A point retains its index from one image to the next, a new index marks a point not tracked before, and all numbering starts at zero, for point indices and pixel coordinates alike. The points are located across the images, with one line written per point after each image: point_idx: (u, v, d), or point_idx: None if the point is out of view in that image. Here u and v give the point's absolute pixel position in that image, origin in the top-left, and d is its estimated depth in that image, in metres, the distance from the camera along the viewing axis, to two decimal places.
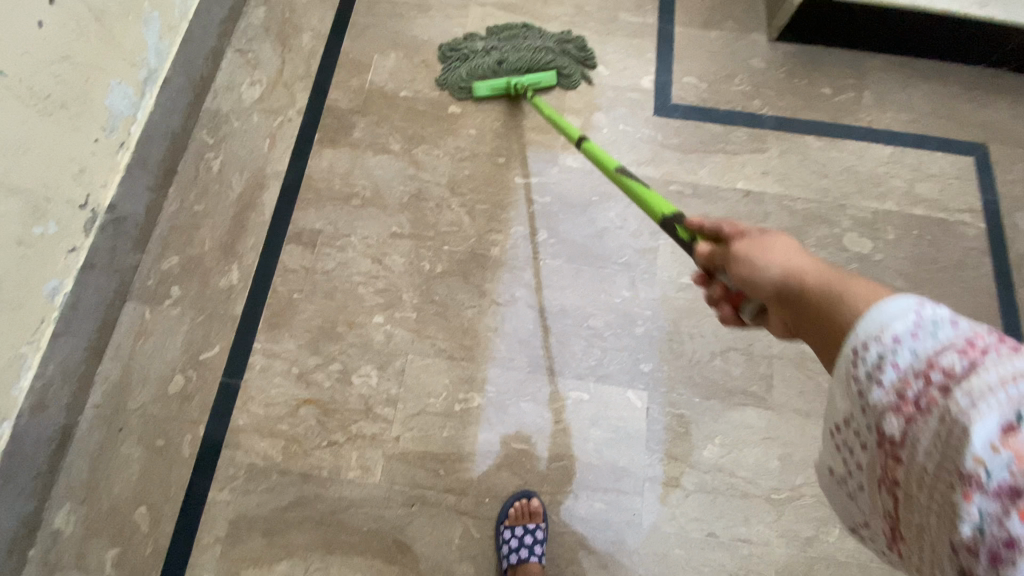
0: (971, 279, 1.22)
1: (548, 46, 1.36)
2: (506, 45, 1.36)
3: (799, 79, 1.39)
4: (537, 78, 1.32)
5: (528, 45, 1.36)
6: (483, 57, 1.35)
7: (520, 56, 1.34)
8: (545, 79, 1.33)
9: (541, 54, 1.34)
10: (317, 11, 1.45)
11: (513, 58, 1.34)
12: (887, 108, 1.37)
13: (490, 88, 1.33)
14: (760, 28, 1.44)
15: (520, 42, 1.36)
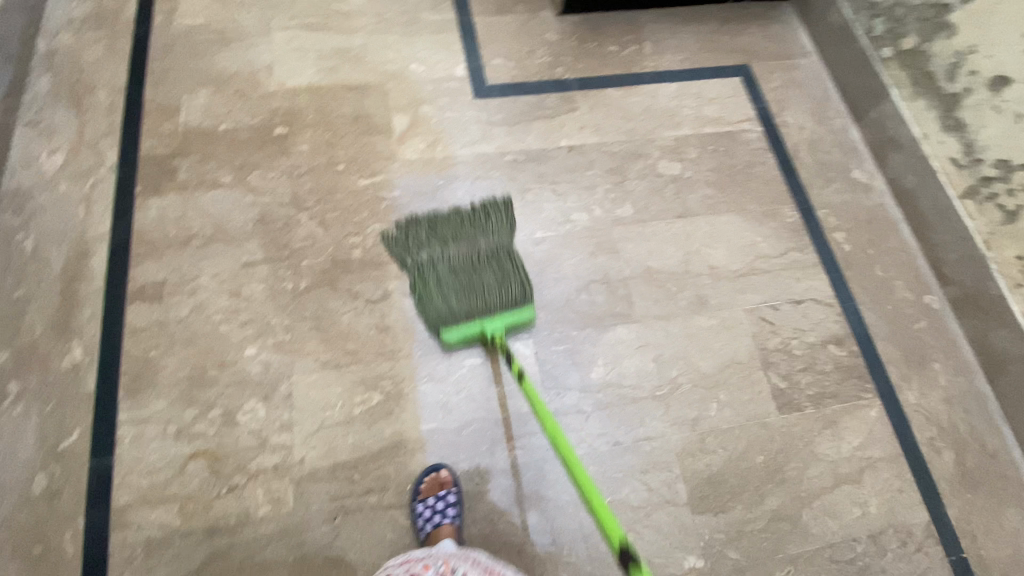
0: (764, 173, 1.45)
1: (510, 264, 1.16)
2: (470, 287, 1.14)
3: (589, 43, 1.57)
4: (516, 319, 1.10)
5: (486, 269, 1.15)
6: (447, 298, 1.12)
7: (487, 284, 1.13)
8: (523, 317, 1.11)
9: (509, 281, 1.14)
10: (109, 66, 1.38)
11: (482, 291, 1.13)
12: (665, 52, 1.59)
13: (463, 336, 1.09)
14: (546, 6, 1.61)
15: (481, 280, 1.14)
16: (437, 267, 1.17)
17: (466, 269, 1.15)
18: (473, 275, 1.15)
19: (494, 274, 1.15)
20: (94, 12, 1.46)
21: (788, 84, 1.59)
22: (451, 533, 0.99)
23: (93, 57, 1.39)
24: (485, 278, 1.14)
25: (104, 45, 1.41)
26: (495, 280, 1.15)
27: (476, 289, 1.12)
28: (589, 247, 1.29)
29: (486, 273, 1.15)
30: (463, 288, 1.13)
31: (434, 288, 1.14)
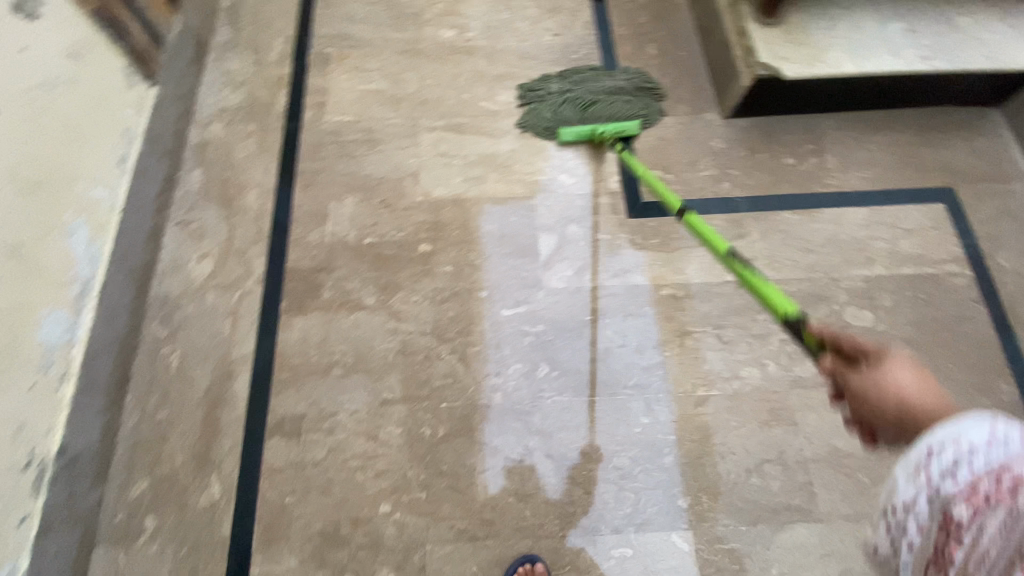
0: (974, 334, 1.21)
1: (627, 95, 1.41)
2: (584, 90, 1.42)
3: (761, 153, 1.38)
4: (624, 127, 1.34)
5: (603, 85, 1.43)
6: (567, 95, 1.41)
7: (604, 102, 1.40)
8: (629, 127, 1.35)
9: (623, 105, 1.40)
10: (258, 163, 1.36)
11: (599, 107, 1.40)
12: (850, 168, 1.37)
13: (575, 134, 1.37)
14: (712, 105, 1.43)
15: (597, 84, 1.44)
16: (565, 90, 1.43)
17: (586, 87, 1.42)
18: (594, 89, 1.42)
19: (607, 86, 1.42)
20: (245, 101, 1.45)
21: (1003, 216, 1.33)
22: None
23: (243, 152, 1.38)
24: (602, 87, 1.42)
25: (254, 140, 1.39)
26: (605, 91, 1.42)
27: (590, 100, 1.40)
28: (763, 415, 1.12)
29: (603, 90, 1.42)
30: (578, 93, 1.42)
31: (558, 95, 1.42)
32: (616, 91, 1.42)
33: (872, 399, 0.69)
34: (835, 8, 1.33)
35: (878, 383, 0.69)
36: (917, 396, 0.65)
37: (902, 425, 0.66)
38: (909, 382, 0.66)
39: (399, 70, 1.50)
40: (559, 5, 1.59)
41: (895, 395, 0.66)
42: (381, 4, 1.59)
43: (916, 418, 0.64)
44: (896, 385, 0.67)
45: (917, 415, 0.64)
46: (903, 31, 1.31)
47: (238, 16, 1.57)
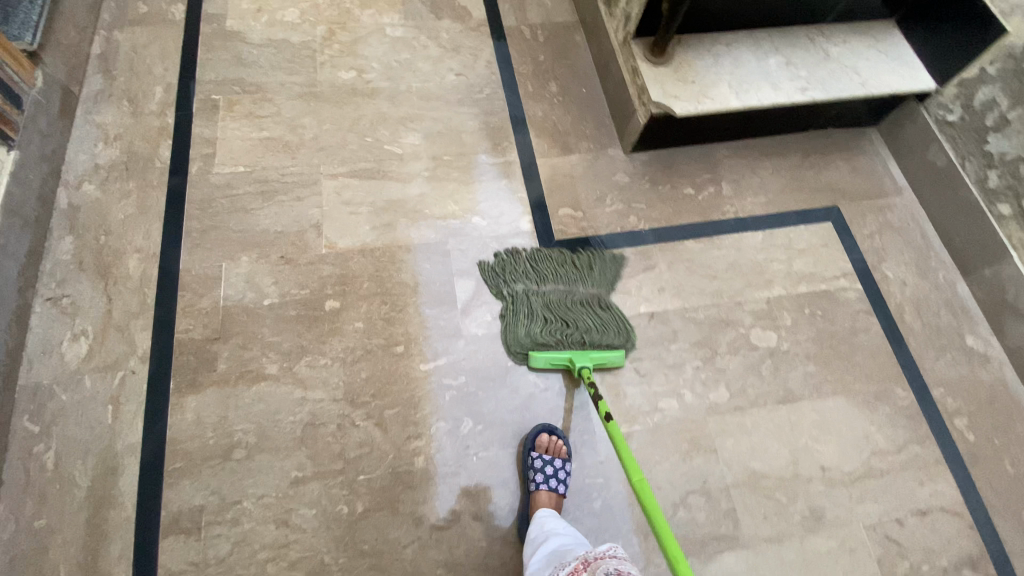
0: (867, 343, 1.29)
1: (609, 322, 1.22)
2: (559, 310, 1.23)
3: (662, 185, 1.44)
4: (604, 357, 1.15)
5: (580, 313, 1.23)
6: (538, 311, 1.21)
7: (580, 326, 1.21)
8: (612, 358, 1.16)
9: (603, 330, 1.21)
10: (139, 225, 1.24)
11: (575, 328, 1.20)
12: (745, 194, 1.45)
13: (548, 361, 1.15)
14: (613, 140, 1.49)
15: (574, 313, 1.23)
16: (536, 305, 1.22)
17: (561, 305, 1.23)
18: (574, 313, 1.23)
19: (583, 302, 1.24)
20: (122, 156, 1.32)
21: (882, 229, 1.45)
22: (552, 502, 1.02)
23: (121, 214, 1.25)
24: (577, 311, 1.23)
25: (134, 199, 1.27)
26: (583, 310, 1.24)
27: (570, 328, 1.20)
28: (684, 446, 1.14)
29: (579, 307, 1.24)
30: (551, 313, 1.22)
31: (529, 318, 1.20)
32: (602, 322, 1.22)
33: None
34: (719, 43, 1.39)
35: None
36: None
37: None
38: None
39: (295, 115, 1.42)
40: (460, 44, 1.58)
41: None
42: (273, 47, 1.51)
43: None
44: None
45: None
46: (782, 64, 1.39)
47: (111, 62, 1.44)
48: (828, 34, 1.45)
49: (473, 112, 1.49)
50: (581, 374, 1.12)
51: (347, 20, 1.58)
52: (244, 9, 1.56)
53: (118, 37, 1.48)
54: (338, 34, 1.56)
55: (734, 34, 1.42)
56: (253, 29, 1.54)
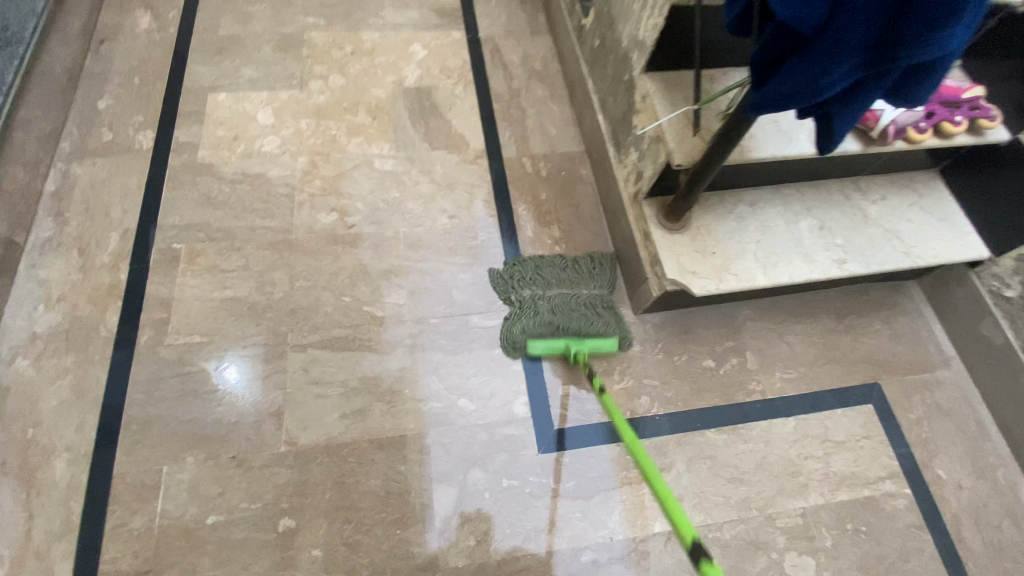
0: (919, 571, 1.11)
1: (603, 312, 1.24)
2: (564, 311, 1.24)
3: (679, 355, 1.25)
4: (601, 344, 1.19)
5: (583, 310, 1.24)
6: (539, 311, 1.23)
7: (579, 317, 1.23)
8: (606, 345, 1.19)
9: (599, 316, 1.23)
10: (73, 415, 1.07)
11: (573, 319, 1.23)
12: (773, 368, 1.27)
13: (547, 348, 1.19)
14: (622, 297, 1.31)
15: (576, 309, 1.25)
16: (535, 302, 1.25)
17: (563, 304, 1.25)
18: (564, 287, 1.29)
19: (585, 294, 1.27)
20: (64, 322, 1.16)
21: (932, 413, 1.26)
22: None
23: (54, 400, 1.08)
24: (580, 313, 1.24)
25: (70, 380, 1.10)
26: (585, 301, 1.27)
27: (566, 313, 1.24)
28: None
29: (579, 302, 1.26)
30: (552, 312, 1.23)
31: (531, 310, 1.24)
32: (597, 309, 1.25)
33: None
34: (743, 201, 1.23)
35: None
36: None
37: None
38: None
39: (266, 269, 1.26)
40: (455, 180, 1.45)
41: None
42: (247, 183, 1.37)
43: None
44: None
45: None
46: (816, 228, 1.22)
47: (64, 202, 1.29)
48: (866, 189, 1.29)
49: (466, 263, 1.33)
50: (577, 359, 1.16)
51: (332, 149, 1.44)
52: (219, 137, 1.43)
53: (76, 170, 1.34)
54: (321, 167, 1.41)
55: (760, 189, 1.25)
56: (227, 161, 1.39)
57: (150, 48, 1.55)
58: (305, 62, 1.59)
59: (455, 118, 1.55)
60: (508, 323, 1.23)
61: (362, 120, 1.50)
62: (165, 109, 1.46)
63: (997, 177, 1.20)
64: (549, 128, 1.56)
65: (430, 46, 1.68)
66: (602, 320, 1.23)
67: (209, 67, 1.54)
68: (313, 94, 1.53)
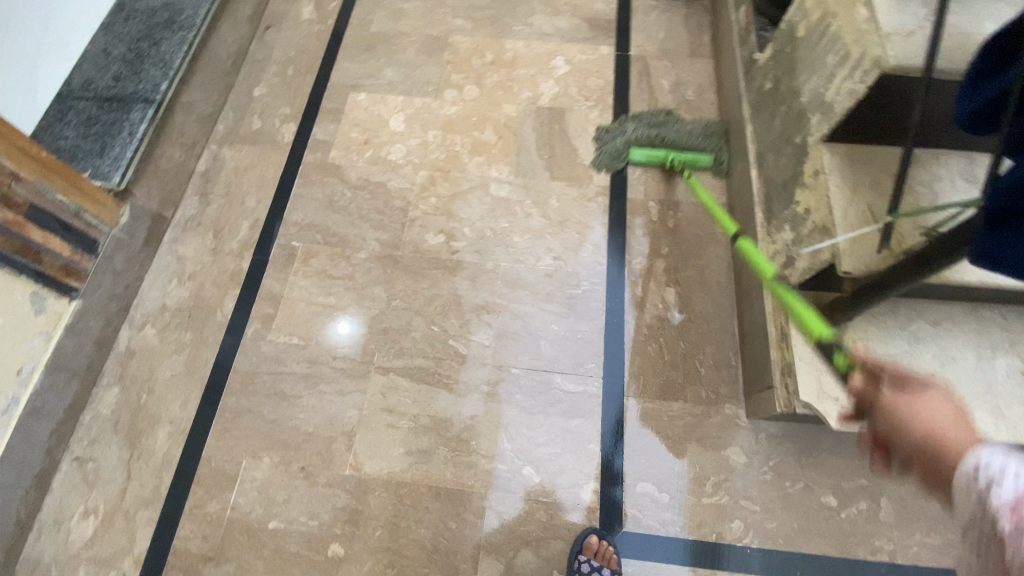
0: None
1: (699, 129, 1.39)
2: (667, 134, 1.40)
3: (791, 481, 1.05)
4: (696, 157, 1.35)
5: (682, 129, 1.41)
6: (642, 130, 1.40)
7: (677, 132, 1.40)
8: (702, 159, 1.35)
9: (697, 136, 1.39)
10: (180, 390, 1.17)
11: (673, 136, 1.39)
12: (916, 528, 1.01)
13: (647, 155, 1.37)
14: (735, 394, 1.12)
15: (677, 132, 1.40)
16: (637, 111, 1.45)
17: (663, 115, 1.43)
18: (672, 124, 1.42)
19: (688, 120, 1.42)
20: (189, 300, 1.27)
21: None
22: None
23: (168, 372, 1.19)
24: (678, 132, 1.40)
25: (184, 356, 1.21)
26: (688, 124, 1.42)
27: (668, 136, 1.39)
28: None
29: (683, 125, 1.41)
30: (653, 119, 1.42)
31: (634, 121, 1.42)
32: (699, 129, 1.40)
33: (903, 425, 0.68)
34: (922, 318, 0.97)
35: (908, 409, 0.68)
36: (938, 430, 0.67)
37: (927, 459, 0.66)
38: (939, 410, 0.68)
39: (368, 282, 1.27)
40: (570, 217, 1.33)
41: (924, 426, 0.67)
42: (367, 191, 1.38)
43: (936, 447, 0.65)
44: (930, 418, 0.67)
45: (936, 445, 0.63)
46: (1020, 373, 0.93)
47: (210, 184, 1.40)
48: None
49: (563, 313, 1.23)
50: (672, 166, 1.35)
51: (452, 166, 1.40)
52: (352, 139, 1.45)
53: (225, 154, 1.44)
54: (438, 184, 1.38)
55: (949, 306, 0.98)
56: (354, 165, 1.42)
57: (308, 39, 1.61)
58: (444, 68, 1.55)
59: (583, 147, 1.42)
60: (611, 137, 1.40)
61: (488, 137, 1.44)
62: (310, 104, 1.51)
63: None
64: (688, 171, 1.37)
65: (573, 61, 1.55)
66: (701, 137, 1.38)
67: (355, 64, 1.57)
68: (446, 104, 1.49)
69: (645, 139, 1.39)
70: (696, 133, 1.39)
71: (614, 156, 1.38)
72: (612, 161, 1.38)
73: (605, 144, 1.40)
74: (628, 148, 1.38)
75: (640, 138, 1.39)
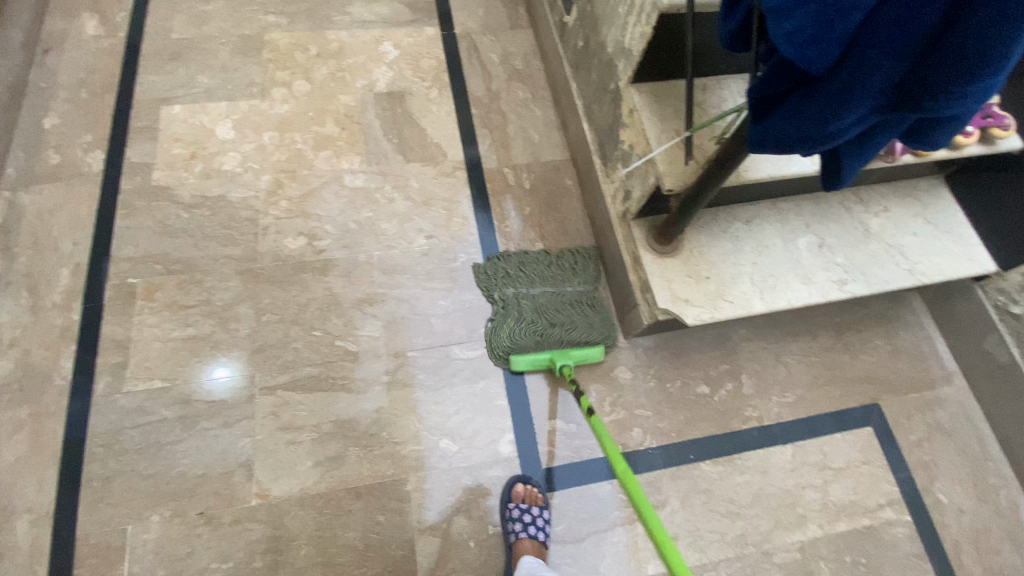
0: None
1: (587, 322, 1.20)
2: (550, 314, 1.21)
3: (672, 383, 1.19)
4: (586, 354, 1.16)
5: (570, 315, 1.21)
6: (518, 303, 1.22)
7: (565, 327, 1.19)
8: (590, 355, 1.16)
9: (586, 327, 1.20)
10: (29, 473, 1.00)
11: (553, 321, 1.20)
12: (770, 391, 1.22)
13: (531, 363, 1.15)
14: (612, 322, 1.24)
15: (562, 317, 1.21)
16: (522, 308, 1.21)
17: (549, 307, 1.22)
18: (554, 304, 1.23)
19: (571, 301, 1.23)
20: (13, 370, 1.08)
21: (932, 434, 1.22)
22: None
23: (7, 458, 1.01)
24: (562, 318, 1.20)
25: (22, 435, 1.03)
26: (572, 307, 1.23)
27: (549, 326, 1.19)
28: None
29: (564, 301, 1.23)
30: (535, 319, 1.20)
31: (509, 299, 1.22)
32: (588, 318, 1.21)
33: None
34: (738, 219, 1.15)
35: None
36: None
37: None
38: None
39: (231, 303, 1.18)
40: (432, 194, 1.35)
41: None
42: (207, 207, 1.27)
43: None
44: None
45: None
46: (815, 246, 1.15)
47: (8, 235, 1.19)
48: (866, 201, 1.21)
49: (445, 288, 1.25)
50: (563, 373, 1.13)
51: (298, 166, 1.34)
52: (176, 155, 1.32)
53: (19, 199, 1.23)
54: (287, 186, 1.31)
55: (755, 205, 1.17)
56: (185, 182, 1.29)
57: (94, 55, 1.42)
58: (266, 67, 1.46)
59: (430, 127, 1.44)
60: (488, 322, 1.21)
61: (330, 131, 1.40)
62: (115, 126, 1.34)
63: (1008, 186, 1.14)
64: (531, 133, 1.46)
65: (402, 45, 1.55)
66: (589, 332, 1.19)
67: (161, 75, 1.42)
68: (276, 103, 1.42)
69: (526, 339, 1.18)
70: (584, 327, 1.20)
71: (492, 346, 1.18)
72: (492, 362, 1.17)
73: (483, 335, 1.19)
74: (509, 356, 1.16)
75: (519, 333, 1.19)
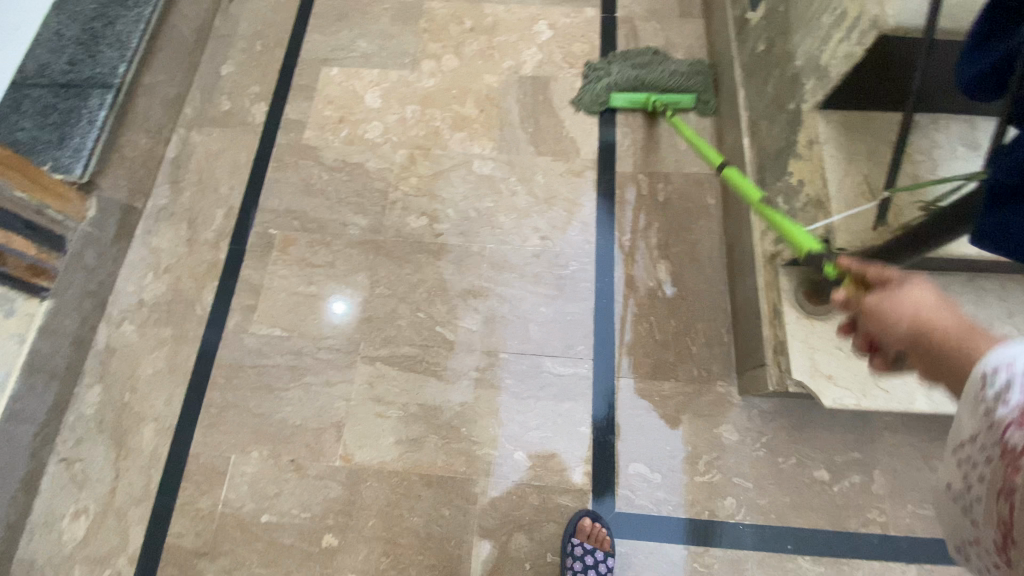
0: None
1: (685, 70, 1.34)
2: (651, 72, 1.34)
3: (783, 457, 1.04)
4: (678, 98, 1.32)
5: (668, 67, 1.35)
6: (626, 71, 1.34)
7: (662, 74, 1.34)
8: (683, 99, 1.32)
9: (683, 91, 1.33)
10: (164, 387, 1.15)
11: (654, 74, 1.34)
12: (906, 498, 1.02)
13: (629, 101, 1.33)
14: (728, 371, 1.11)
15: (660, 68, 1.35)
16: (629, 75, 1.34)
17: (649, 69, 1.35)
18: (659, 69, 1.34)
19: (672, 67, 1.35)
20: (166, 293, 1.23)
21: None
22: None
23: (150, 369, 1.16)
24: (663, 70, 1.34)
25: (165, 352, 1.18)
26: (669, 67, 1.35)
27: (650, 74, 1.34)
28: None
29: (667, 67, 1.35)
30: (636, 73, 1.34)
31: (618, 69, 1.35)
32: (688, 83, 1.33)
33: (882, 318, 0.64)
34: None
35: (893, 301, 0.64)
36: (939, 324, 0.58)
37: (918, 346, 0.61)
38: (930, 300, 0.61)
39: (349, 270, 1.23)
40: (556, 193, 1.28)
41: (911, 316, 0.61)
42: (345, 172, 1.32)
43: (930, 327, 0.59)
44: (914, 309, 0.61)
45: (931, 324, 0.59)
46: None
47: (181, 170, 1.34)
48: None
49: (551, 296, 1.19)
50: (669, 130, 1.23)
51: (432, 143, 1.34)
52: (327, 117, 1.38)
53: (194, 139, 1.37)
54: (419, 163, 1.32)
55: (945, 277, 0.95)
56: (330, 145, 1.35)
57: (274, 10, 1.52)
58: (421, 37, 1.47)
59: (569, 119, 1.35)
60: (593, 79, 1.36)
61: (469, 111, 1.37)
62: (281, 82, 1.44)
63: None
64: (679, 140, 1.31)
65: (557, 25, 1.47)
66: (687, 78, 1.33)
67: (327, 36, 1.48)
68: (424, 76, 1.42)
69: (627, 81, 1.34)
70: (683, 72, 1.34)
71: (594, 103, 1.34)
72: (592, 111, 1.35)
73: (586, 90, 1.36)
74: (610, 95, 1.34)
75: (622, 87, 1.34)
